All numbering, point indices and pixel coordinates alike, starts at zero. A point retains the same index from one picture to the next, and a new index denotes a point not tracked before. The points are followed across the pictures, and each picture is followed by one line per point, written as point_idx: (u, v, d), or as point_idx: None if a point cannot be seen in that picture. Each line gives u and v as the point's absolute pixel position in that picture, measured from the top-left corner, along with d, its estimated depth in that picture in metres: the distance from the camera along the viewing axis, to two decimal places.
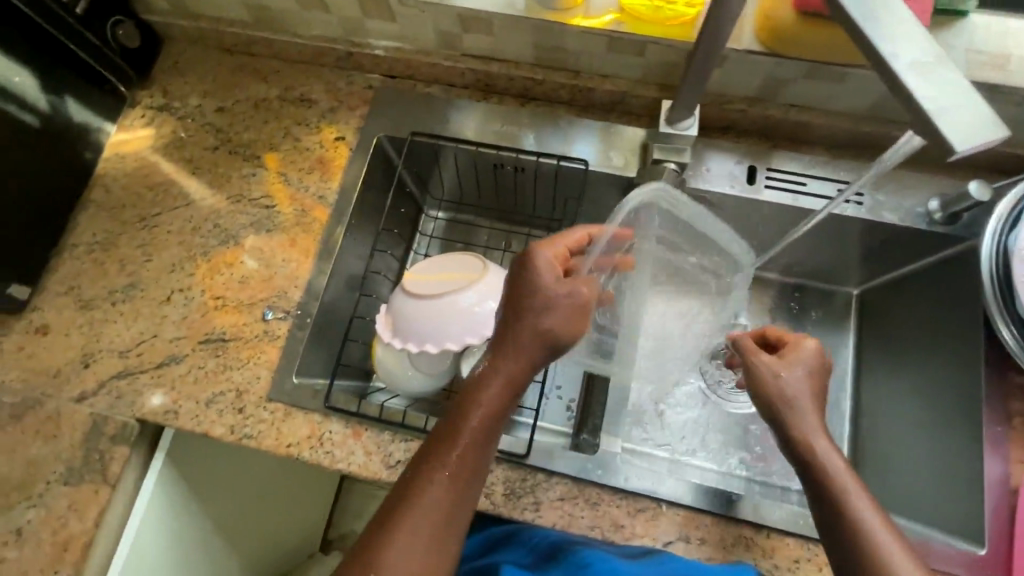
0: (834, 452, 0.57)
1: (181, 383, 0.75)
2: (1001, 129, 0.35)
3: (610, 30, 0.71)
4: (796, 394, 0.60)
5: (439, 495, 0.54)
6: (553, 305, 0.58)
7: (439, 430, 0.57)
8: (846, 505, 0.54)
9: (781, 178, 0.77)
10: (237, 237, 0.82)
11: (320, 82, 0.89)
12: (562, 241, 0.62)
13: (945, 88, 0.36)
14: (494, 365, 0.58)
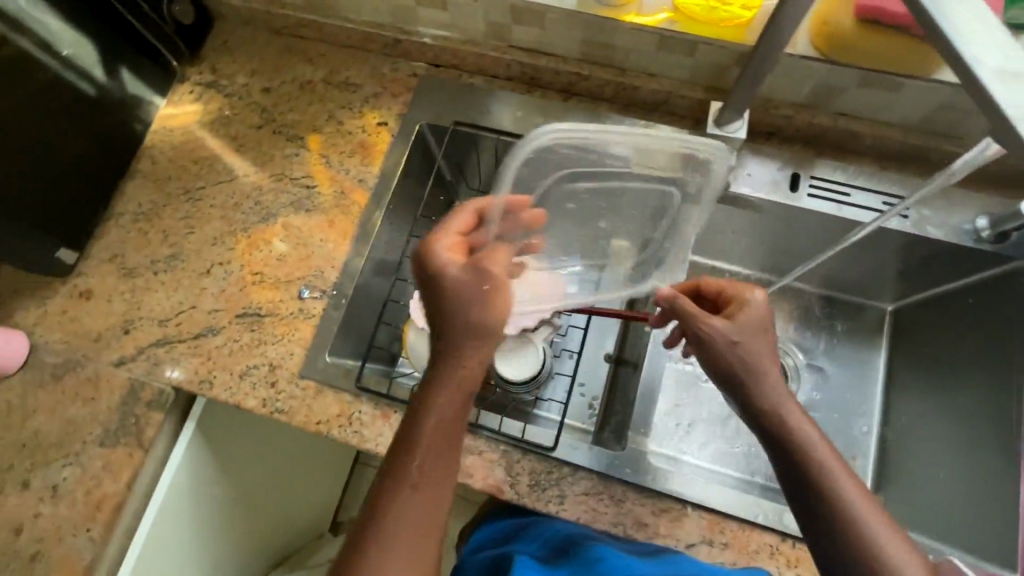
0: (802, 418, 0.58)
1: (216, 354, 0.77)
2: None
3: (662, 29, 0.71)
4: (746, 355, 0.60)
5: (410, 504, 0.55)
6: (469, 296, 0.57)
7: (398, 444, 0.57)
8: (818, 472, 0.55)
9: (825, 187, 0.77)
10: (277, 215, 0.83)
11: (366, 67, 0.90)
12: (451, 229, 0.60)
13: None
14: (438, 367, 0.58)
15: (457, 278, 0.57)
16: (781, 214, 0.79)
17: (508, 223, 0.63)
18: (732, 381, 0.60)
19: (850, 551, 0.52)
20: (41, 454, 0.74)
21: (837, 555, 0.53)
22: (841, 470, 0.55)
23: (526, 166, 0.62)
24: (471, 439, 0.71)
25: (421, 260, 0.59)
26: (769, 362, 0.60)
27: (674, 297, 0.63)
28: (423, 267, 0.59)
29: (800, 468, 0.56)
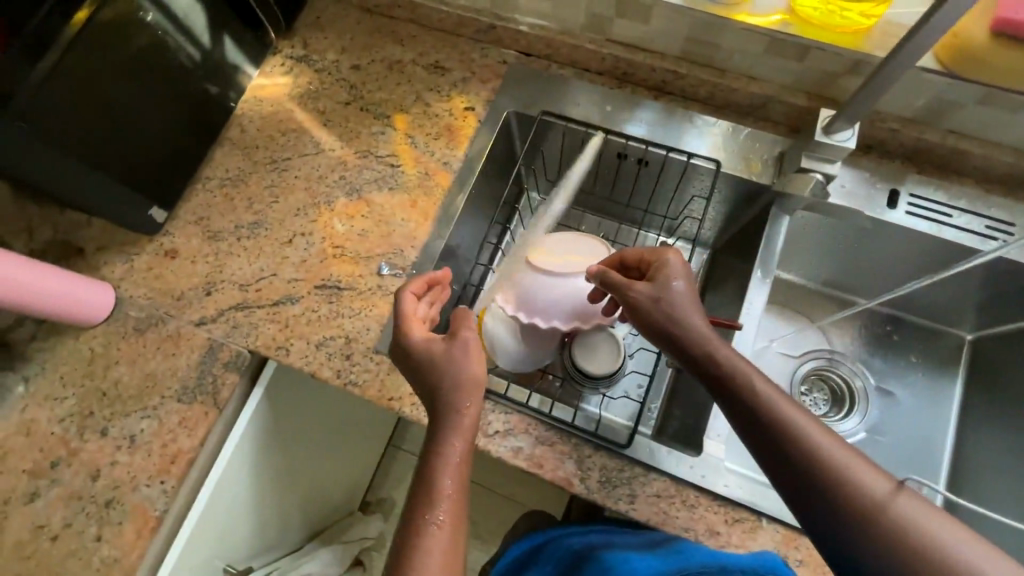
0: (742, 363, 0.55)
1: (295, 322, 0.78)
2: None
3: (776, 31, 0.69)
4: (674, 312, 0.59)
5: (435, 549, 0.50)
6: (448, 361, 0.58)
7: (413, 491, 0.54)
8: (773, 423, 0.51)
9: (923, 205, 0.75)
10: (360, 191, 0.84)
11: (456, 51, 0.90)
12: (412, 316, 0.64)
13: None
14: (439, 419, 0.57)
15: (433, 350, 0.60)
16: (875, 228, 0.76)
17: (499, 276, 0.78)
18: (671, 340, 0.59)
19: (827, 502, 0.48)
20: (120, 404, 0.76)
21: (822, 509, 0.48)
22: (795, 410, 0.52)
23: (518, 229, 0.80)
24: (543, 430, 0.70)
25: (398, 347, 0.62)
26: (696, 313, 0.59)
27: (600, 274, 0.64)
28: (402, 356, 0.62)
29: (755, 422, 0.52)
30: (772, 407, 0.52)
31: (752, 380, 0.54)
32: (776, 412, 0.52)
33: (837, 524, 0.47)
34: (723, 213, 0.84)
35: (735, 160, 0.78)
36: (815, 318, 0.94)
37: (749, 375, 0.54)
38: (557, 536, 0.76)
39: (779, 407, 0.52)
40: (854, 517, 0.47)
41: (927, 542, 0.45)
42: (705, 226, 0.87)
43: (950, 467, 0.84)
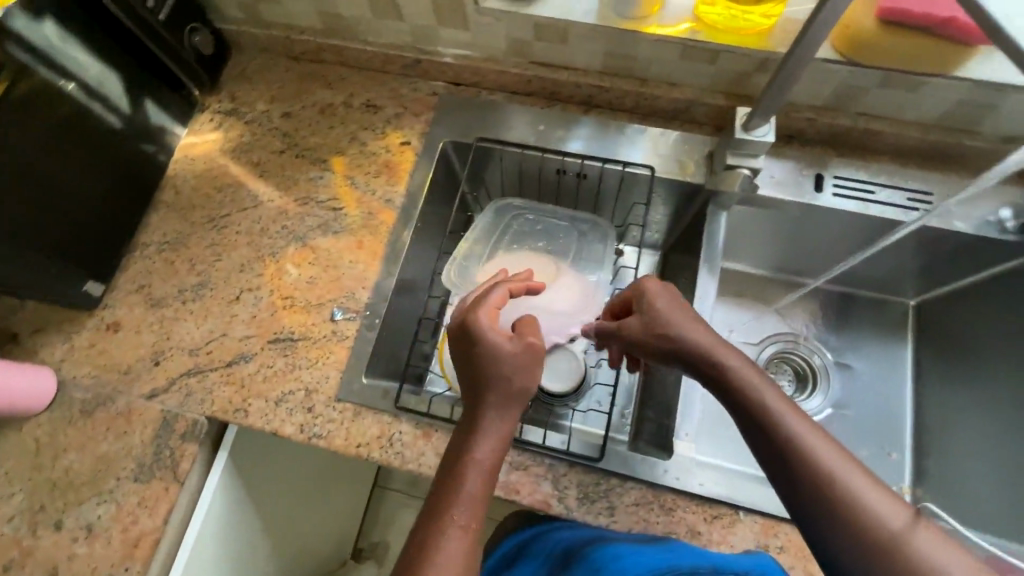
0: (745, 368, 0.58)
1: (251, 382, 0.76)
2: None
3: (686, 38, 0.72)
4: (678, 329, 0.62)
5: (454, 552, 0.50)
6: (520, 365, 0.58)
7: (437, 491, 0.54)
8: (773, 425, 0.54)
9: (848, 186, 0.78)
10: (304, 238, 0.83)
11: (386, 88, 0.91)
12: (491, 304, 0.62)
13: None
14: (482, 421, 0.57)
15: (509, 349, 0.58)
16: (807, 213, 0.80)
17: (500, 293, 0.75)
18: (676, 354, 0.62)
19: (817, 504, 0.50)
20: (73, 492, 0.72)
21: (811, 509, 0.50)
22: (799, 420, 0.54)
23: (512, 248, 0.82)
24: (516, 454, 0.70)
25: (466, 334, 0.60)
26: (693, 324, 0.62)
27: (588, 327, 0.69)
28: (464, 340, 0.61)
29: (761, 431, 0.55)
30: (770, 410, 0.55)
31: (757, 390, 0.56)
32: (781, 421, 0.54)
33: (824, 525, 0.49)
34: (667, 216, 0.86)
35: (668, 164, 0.80)
36: (767, 302, 0.97)
37: (755, 386, 0.57)
38: (551, 530, 0.74)
39: (786, 418, 0.54)
40: (851, 529, 0.48)
41: (922, 558, 0.46)
42: (650, 229, 0.89)
43: (913, 431, 0.87)
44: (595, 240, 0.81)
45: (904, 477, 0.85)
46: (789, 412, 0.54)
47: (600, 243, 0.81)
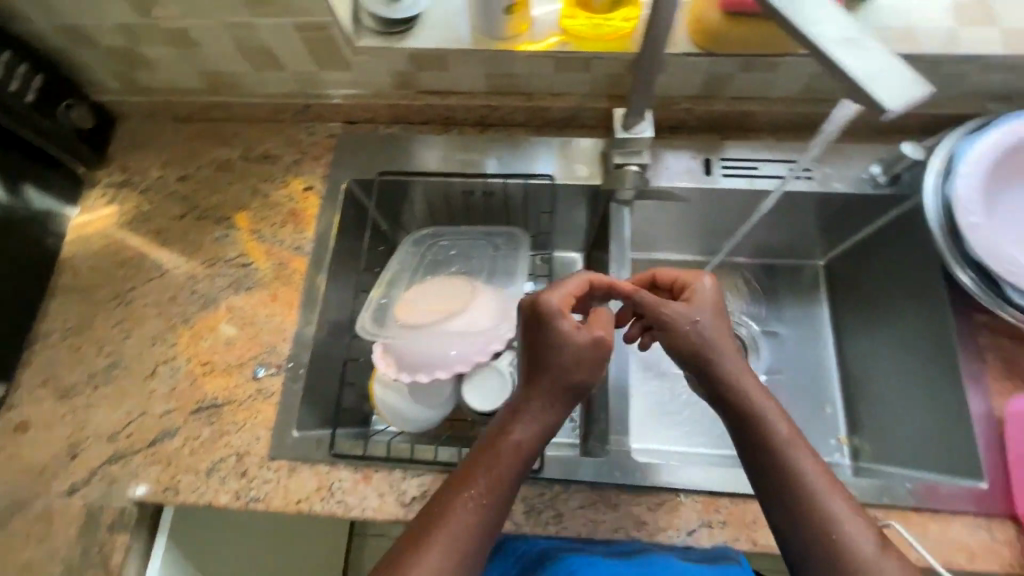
0: (769, 401, 0.59)
1: (177, 457, 0.73)
2: (923, 86, 0.40)
3: (556, 51, 0.75)
4: (714, 350, 0.61)
5: (459, 522, 0.55)
6: (582, 359, 0.58)
7: (464, 467, 0.58)
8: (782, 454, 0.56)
9: (735, 166, 0.83)
10: (217, 300, 0.81)
11: (282, 137, 0.90)
12: (567, 289, 0.62)
13: (875, 60, 0.41)
14: (522, 409, 0.59)
15: (577, 341, 0.58)
16: (703, 197, 0.84)
17: (420, 316, 0.73)
18: (703, 365, 0.61)
19: (802, 522, 0.54)
20: None
21: (794, 521, 0.54)
22: (808, 458, 0.56)
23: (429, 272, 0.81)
24: None
25: (539, 313, 0.59)
26: (728, 342, 0.61)
27: (633, 290, 0.63)
28: (532, 319, 0.60)
29: (767, 453, 0.56)
30: (782, 438, 0.56)
31: (777, 419, 0.58)
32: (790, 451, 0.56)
33: (800, 539, 0.54)
34: (577, 219, 0.88)
35: (566, 170, 0.83)
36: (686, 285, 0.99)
37: (775, 419, 0.58)
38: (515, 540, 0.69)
39: (797, 453, 0.56)
40: (825, 551, 0.52)
41: None
42: (564, 234, 0.91)
43: (841, 385, 0.91)
44: (512, 252, 0.83)
45: (838, 428, 0.88)
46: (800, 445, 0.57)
47: (517, 254, 0.82)
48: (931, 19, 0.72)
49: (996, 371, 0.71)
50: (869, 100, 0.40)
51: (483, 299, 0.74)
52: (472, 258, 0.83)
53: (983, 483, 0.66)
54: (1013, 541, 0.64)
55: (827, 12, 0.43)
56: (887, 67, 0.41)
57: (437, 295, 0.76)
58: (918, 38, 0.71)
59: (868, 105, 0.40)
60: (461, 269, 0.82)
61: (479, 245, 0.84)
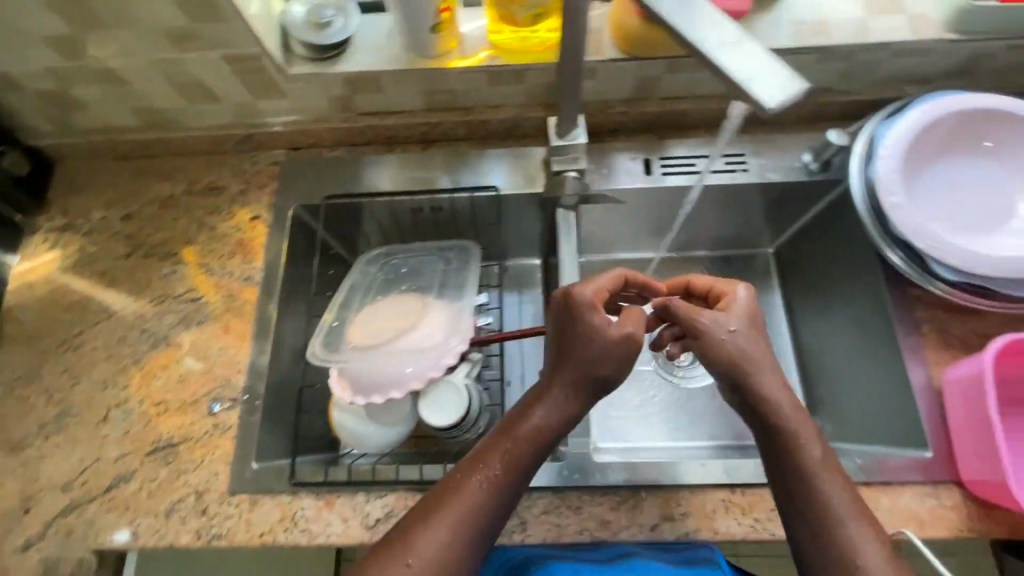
0: (810, 427, 0.58)
1: (135, 501, 0.71)
2: (796, 82, 0.45)
3: (487, 66, 0.76)
4: (750, 364, 0.59)
5: (472, 492, 0.57)
6: (608, 355, 0.59)
7: (486, 441, 0.61)
8: (810, 478, 0.56)
9: (673, 164, 0.85)
10: (167, 337, 0.80)
11: (226, 168, 0.90)
12: (598, 286, 0.63)
13: (753, 61, 0.46)
14: (546, 391, 0.61)
15: (608, 335, 0.59)
16: (646, 196, 0.85)
17: (372, 338, 0.74)
18: (736, 378, 0.59)
19: (817, 539, 0.55)
20: None
21: (810, 539, 0.55)
22: (837, 486, 0.56)
23: (378, 292, 0.81)
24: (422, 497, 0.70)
25: (571, 304, 0.61)
26: (762, 355, 0.60)
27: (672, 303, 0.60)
28: (564, 314, 0.61)
29: (795, 474, 0.57)
30: (814, 462, 0.56)
31: (812, 444, 0.57)
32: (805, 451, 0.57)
33: (812, 556, 0.55)
34: (526, 228, 0.89)
35: (512, 179, 0.84)
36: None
37: (808, 441, 0.57)
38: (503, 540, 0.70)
39: (824, 482, 0.56)
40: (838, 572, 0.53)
41: None
42: (515, 242, 0.92)
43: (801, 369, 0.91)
44: (464, 264, 0.83)
45: None
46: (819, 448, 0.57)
47: (466, 268, 0.83)
48: (842, 10, 0.75)
49: (933, 342, 0.74)
50: (750, 101, 0.45)
51: (433, 314, 0.75)
52: (421, 274, 0.83)
53: (928, 452, 0.69)
54: (960, 505, 0.66)
55: (714, 23, 0.47)
56: (768, 69, 0.45)
57: (388, 315, 0.76)
58: (830, 30, 0.74)
59: (751, 105, 0.45)
60: (410, 286, 0.82)
61: (427, 261, 0.84)
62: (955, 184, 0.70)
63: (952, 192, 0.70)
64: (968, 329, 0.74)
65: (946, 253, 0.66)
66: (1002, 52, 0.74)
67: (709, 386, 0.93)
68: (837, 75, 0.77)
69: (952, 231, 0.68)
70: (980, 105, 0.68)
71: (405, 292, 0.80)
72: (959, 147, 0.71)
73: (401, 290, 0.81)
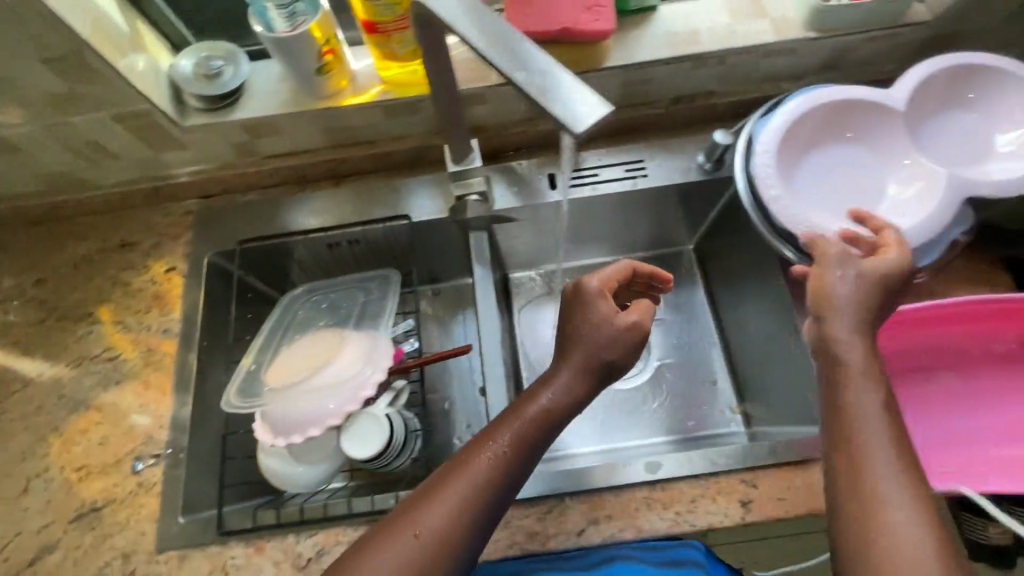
0: (868, 369, 0.56)
1: (59, 572, 0.70)
2: (602, 105, 0.44)
3: (379, 100, 0.78)
4: (834, 308, 0.58)
5: (480, 466, 0.58)
6: (616, 340, 0.63)
7: (499, 419, 0.62)
8: (852, 416, 0.54)
9: (576, 177, 0.88)
10: (87, 400, 0.79)
11: (138, 223, 0.90)
12: (605, 276, 0.68)
13: (562, 86, 0.45)
14: (553, 376, 0.64)
15: (614, 324, 0.63)
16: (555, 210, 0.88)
17: (295, 378, 0.74)
18: (820, 315, 0.59)
19: (847, 474, 0.53)
20: None
21: (841, 476, 0.53)
22: (880, 425, 0.54)
23: (294, 330, 0.82)
24: (352, 531, 0.70)
25: (580, 293, 0.65)
26: (860, 310, 0.58)
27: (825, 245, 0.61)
28: (574, 300, 0.66)
29: (838, 414, 0.55)
30: (857, 401, 0.55)
31: (865, 384, 0.55)
32: (850, 380, 0.56)
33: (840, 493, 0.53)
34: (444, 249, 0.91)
35: (419, 208, 0.86)
36: (562, 292, 1.01)
37: (858, 380, 0.56)
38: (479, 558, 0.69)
39: (868, 420, 0.54)
40: (864, 506, 0.51)
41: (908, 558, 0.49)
42: (434, 264, 0.94)
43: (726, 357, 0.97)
44: (384, 293, 0.84)
45: (731, 399, 0.94)
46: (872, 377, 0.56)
47: (385, 296, 0.84)
48: (709, 19, 0.79)
49: None
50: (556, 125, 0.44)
51: (352, 346, 0.76)
52: (340, 307, 0.84)
53: None
54: None
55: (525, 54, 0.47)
56: (575, 95, 0.45)
57: (308, 353, 0.77)
58: (700, 38, 0.78)
59: (562, 132, 0.44)
60: (329, 320, 0.83)
61: (346, 293, 0.85)
62: (828, 171, 0.74)
63: (825, 178, 0.74)
64: None
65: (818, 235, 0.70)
66: (861, 44, 0.78)
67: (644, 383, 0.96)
68: (715, 78, 0.82)
69: (825, 215, 0.72)
70: (846, 97, 0.72)
71: (323, 327, 0.81)
72: (831, 137, 0.75)
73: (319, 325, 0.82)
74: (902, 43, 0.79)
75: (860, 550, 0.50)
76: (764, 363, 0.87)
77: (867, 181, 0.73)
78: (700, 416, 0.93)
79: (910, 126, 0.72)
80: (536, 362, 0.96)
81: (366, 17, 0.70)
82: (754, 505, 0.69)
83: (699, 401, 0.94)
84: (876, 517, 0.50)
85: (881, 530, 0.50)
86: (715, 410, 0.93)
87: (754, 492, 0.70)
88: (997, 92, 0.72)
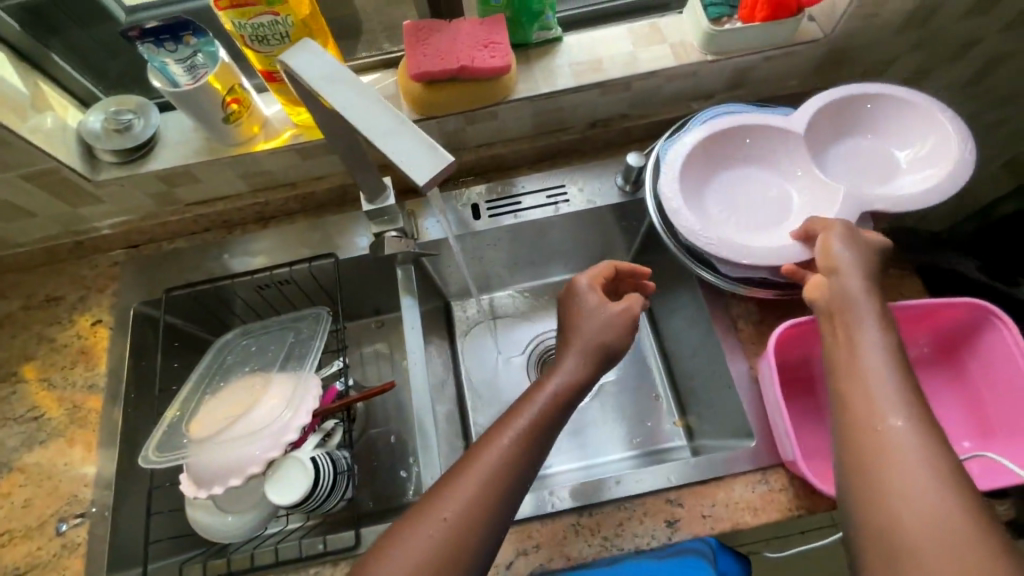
0: (879, 343, 0.56)
1: None
2: (444, 156, 0.46)
3: (292, 144, 0.79)
4: (846, 272, 0.62)
5: (486, 465, 0.56)
6: (612, 325, 0.66)
7: (504, 417, 0.61)
8: (865, 388, 0.54)
9: (499, 205, 0.89)
10: (10, 462, 0.78)
11: (64, 276, 0.89)
12: (599, 271, 0.70)
13: (410, 143, 0.47)
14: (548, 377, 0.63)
15: (608, 310, 0.67)
16: (482, 239, 0.89)
17: (218, 427, 0.74)
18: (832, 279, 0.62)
19: (862, 448, 0.52)
20: None
21: (856, 451, 0.52)
22: (893, 396, 0.53)
23: (219, 377, 0.81)
24: None
25: (571, 289, 0.70)
26: (872, 281, 0.61)
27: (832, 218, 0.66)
28: (568, 298, 0.70)
29: (849, 389, 0.55)
30: (866, 376, 0.55)
31: (874, 357, 0.56)
32: (864, 355, 0.56)
33: (859, 468, 0.52)
34: (374, 284, 0.93)
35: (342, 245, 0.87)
36: (499, 320, 1.02)
37: (865, 354, 0.56)
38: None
39: (880, 393, 0.53)
40: (886, 477, 0.49)
41: (942, 526, 0.46)
42: (366, 296, 0.95)
43: (664, 372, 0.98)
44: (314, 331, 0.83)
45: (673, 413, 0.94)
46: (884, 349, 0.56)
47: (314, 336, 0.82)
48: (612, 47, 0.81)
49: (749, 336, 0.80)
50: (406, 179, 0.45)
51: (276, 390, 0.76)
52: (268, 350, 0.83)
53: (753, 441, 0.73)
54: (787, 487, 0.71)
55: (378, 110, 0.49)
56: (421, 148, 0.46)
57: (233, 400, 0.77)
58: (603, 65, 0.80)
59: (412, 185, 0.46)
60: (252, 364, 0.82)
61: (276, 335, 0.84)
62: (734, 190, 0.77)
63: (731, 198, 0.77)
64: (776, 319, 0.80)
65: (719, 248, 0.70)
66: (759, 63, 0.81)
67: (591, 403, 0.95)
68: (623, 104, 0.84)
69: (728, 232, 0.74)
70: (744, 121, 0.74)
71: (249, 371, 0.81)
72: (733, 158, 0.77)
73: (246, 371, 0.81)
74: (797, 60, 0.82)
75: (884, 524, 0.48)
76: (695, 376, 0.89)
77: (772, 198, 0.76)
78: (648, 431, 0.93)
79: (813, 145, 0.75)
80: (479, 390, 0.96)
81: (262, 66, 0.70)
82: (681, 524, 0.70)
83: (645, 419, 0.94)
84: (897, 487, 0.48)
85: (907, 502, 0.48)
86: (657, 425, 0.94)
87: (681, 511, 0.70)
88: (892, 113, 0.75)
